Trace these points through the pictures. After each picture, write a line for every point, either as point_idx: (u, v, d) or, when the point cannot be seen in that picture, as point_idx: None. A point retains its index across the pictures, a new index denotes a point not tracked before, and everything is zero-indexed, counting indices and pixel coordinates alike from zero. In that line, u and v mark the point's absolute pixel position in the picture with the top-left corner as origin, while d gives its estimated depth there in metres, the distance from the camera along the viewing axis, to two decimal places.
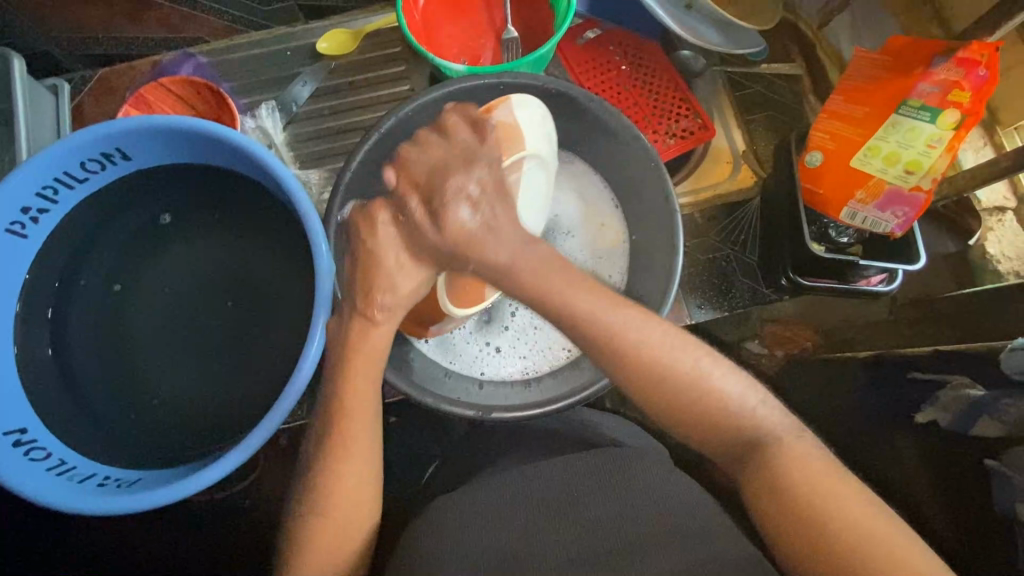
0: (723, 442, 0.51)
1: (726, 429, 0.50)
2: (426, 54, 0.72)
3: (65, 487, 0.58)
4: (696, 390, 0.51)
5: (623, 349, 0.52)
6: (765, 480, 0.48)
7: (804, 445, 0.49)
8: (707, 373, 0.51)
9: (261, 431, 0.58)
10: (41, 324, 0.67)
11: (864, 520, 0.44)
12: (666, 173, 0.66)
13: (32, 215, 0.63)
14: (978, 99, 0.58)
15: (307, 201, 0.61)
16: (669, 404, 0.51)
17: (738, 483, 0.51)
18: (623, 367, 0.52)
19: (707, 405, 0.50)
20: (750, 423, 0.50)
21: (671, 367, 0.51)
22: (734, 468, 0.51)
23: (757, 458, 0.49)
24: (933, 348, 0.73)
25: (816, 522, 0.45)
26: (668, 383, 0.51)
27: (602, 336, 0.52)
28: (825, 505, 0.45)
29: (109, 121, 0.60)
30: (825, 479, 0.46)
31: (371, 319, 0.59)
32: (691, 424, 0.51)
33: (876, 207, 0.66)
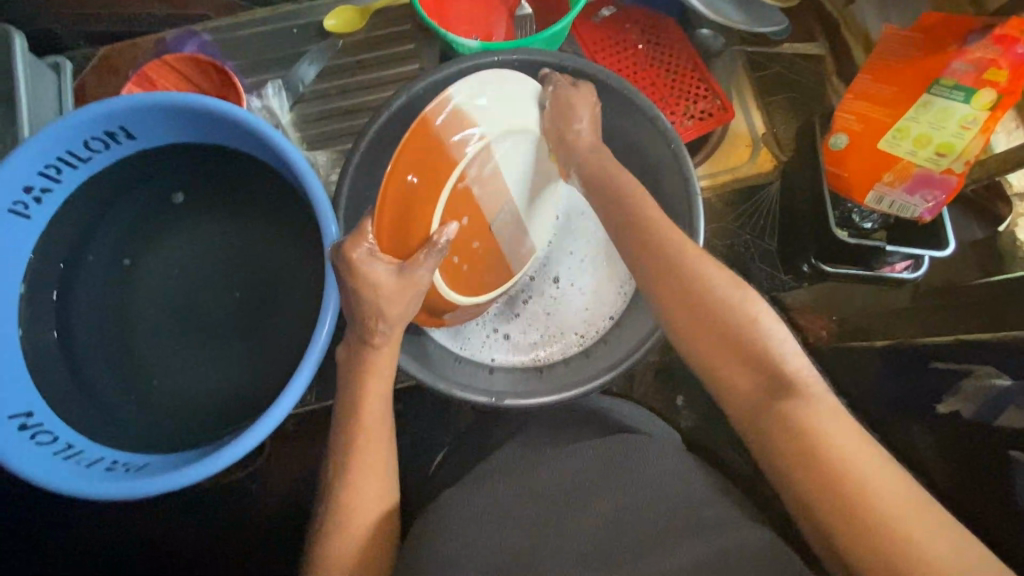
0: (744, 377, 0.48)
1: (748, 364, 0.48)
2: (438, 31, 0.69)
3: (71, 472, 0.57)
4: (731, 322, 0.49)
5: (670, 259, 0.54)
6: (780, 427, 0.45)
7: (827, 404, 0.45)
8: (749, 310, 0.50)
9: (272, 413, 0.56)
10: (46, 306, 0.65)
11: (881, 481, 0.41)
12: (685, 154, 0.64)
13: (35, 195, 0.61)
14: (1017, 78, 0.56)
15: (316, 181, 0.60)
16: (698, 333, 0.50)
17: (751, 431, 0.47)
18: (671, 279, 0.53)
19: (743, 336, 0.49)
20: (775, 364, 0.47)
21: (714, 294, 0.51)
22: (749, 409, 0.47)
23: (779, 403, 0.45)
24: (955, 336, 0.69)
25: (824, 471, 0.42)
26: (709, 306, 0.51)
27: (662, 242, 0.56)
28: (844, 459, 0.42)
29: (113, 98, 0.58)
30: (845, 437, 0.43)
31: (372, 345, 0.59)
32: (714, 350, 0.49)
33: (905, 190, 0.63)
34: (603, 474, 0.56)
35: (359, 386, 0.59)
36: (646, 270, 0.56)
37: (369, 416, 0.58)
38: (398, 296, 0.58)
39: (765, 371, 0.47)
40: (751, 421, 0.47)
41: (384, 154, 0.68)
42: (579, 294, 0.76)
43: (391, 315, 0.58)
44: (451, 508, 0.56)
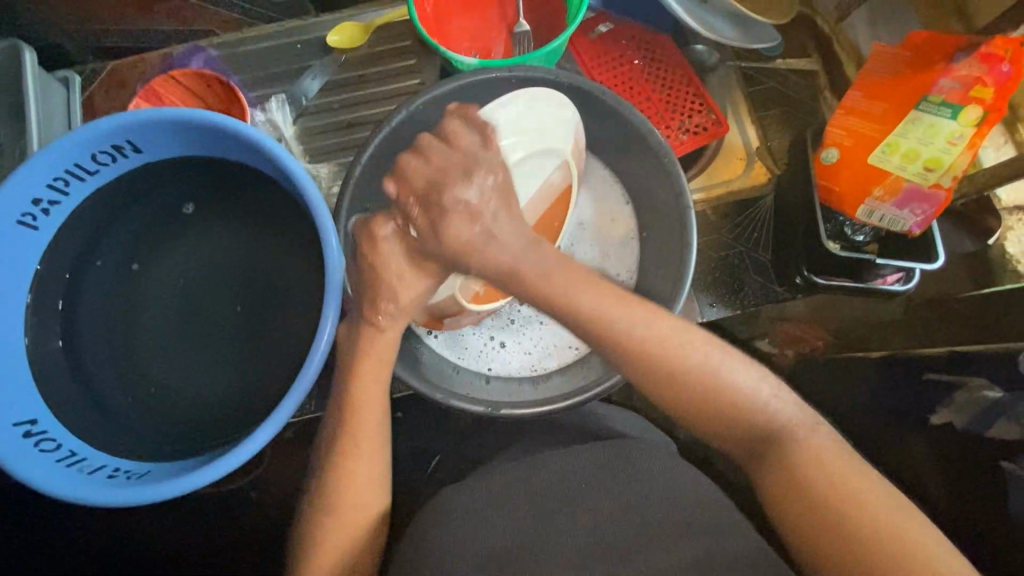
0: (736, 436, 0.51)
1: (737, 426, 0.50)
2: (438, 48, 0.71)
3: (75, 479, 0.58)
4: (707, 381, 0.51)
5: (626, 342, 0.52)
6: (777, 465, 0.48)
7: (821, 437, 0.49)
8: (715, 365, 0.51)
9: (270, 424, 0.57)
10: (51, 315, 0.67)
11: (890, 516, 0.43)
12: (678, 167, 0.65)
13: (43, 207, 0.63)
14: (1001, 96, 0.58)
15: (316, 192, 0.61)
16: (679, 397, 0.51)
17: (756, 486, 0.50)
18: (632, 363, 0.52)
19: (715, 394, 0.51)
20: (762, 418, 0.50)
21: (683, 364, 0.51)
22: (748, 465, 0.51)
23: (772, 444, 0.49)
24: (949, 348, 0.71)
25: (836, 513, 0.44)
26: (682, 377, 0.51)
27: (617, 336, 0.52)
28: (841, 486, 0.45)
29: (121, 114, 0.60)
30: (845, 471, 0.46)
31: (376, 326, 0.61)
32: (701, 416, 0.51)
33: (895, 204, 0.64)
34: (596, 483, 0.56)
35: (358, 400, 0.60)
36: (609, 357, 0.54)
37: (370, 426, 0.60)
38: (415, 284, 0.61)
39: (751, 420, 0.50)
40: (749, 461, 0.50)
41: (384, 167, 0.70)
42: None
43: (402, 301, 0.61)
44: (446, 516, 0.57)
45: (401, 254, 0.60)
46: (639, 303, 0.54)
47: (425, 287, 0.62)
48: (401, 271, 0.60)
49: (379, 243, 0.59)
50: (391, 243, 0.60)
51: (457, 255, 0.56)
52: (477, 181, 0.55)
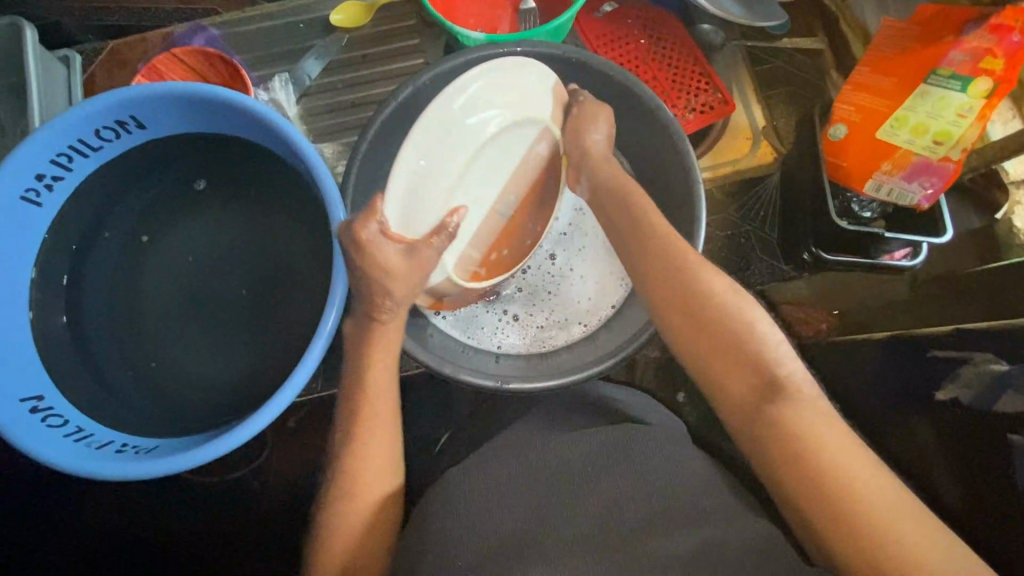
0: (739, 379, 0.52)
1: (742, 363, 0.52)
2: (444, 23, 0.70)
3: (83, 453, 0.58)
4: (726, 321, 0.53)
5: (671, 259, 0.59)
6: (773, 431, 0.48)
7: (819, 408, 0.49)
8: (738, 307, 0.54)
9: (280, 398, 0.57)
10: (56, 292, 0.66)
11: (876, 491, 0.43)
12: (687, 144, 0.65)
13: (47, 183, 0.62)
14: (1012, 66, 0.57)
15: (324, 169, 0.61)
16: (695, 336, 0.55)
17: (750, 443, 0.50)
18: (665, 289, 0.58)
19: (724, 322, 0.53)
20: (766, 367, 0.51)
21: (713, 298, 0.55)
22: (746, 414, 0.51)
23: (772, 403, 0.49)
24: (954, 326, 0.70)
25: (821, 478, 0.45)
26: (705, 311, 0.55)
27: (671, 258, 0.59)
28: (835, 468, 0.44)
29: (126, 88, 0.59)
30: (837, 443, 0.46)
31: (378, 320, 0.62)
32: (709, 345, 0.54)
33: (903, 178, 0.65)
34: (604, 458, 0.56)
35: (367, 378, 0.60)
36: (647, 284, 0.60)
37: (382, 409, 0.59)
38: (407, 276, 0.62)
39: (757, 374, 0.51)
40: (743, 421, 0.51)
41: (390, 145, 0.69)
42: (584, 282, 0.77)
43: (397, 294, 0.62)
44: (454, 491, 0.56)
45: (391, 251, 0.60)
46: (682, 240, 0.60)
47: (415, 277, 0.63)
48: (393, 266, 0.61)
49: (367, 247, 0.58)
50: (379, 245, 0.59)
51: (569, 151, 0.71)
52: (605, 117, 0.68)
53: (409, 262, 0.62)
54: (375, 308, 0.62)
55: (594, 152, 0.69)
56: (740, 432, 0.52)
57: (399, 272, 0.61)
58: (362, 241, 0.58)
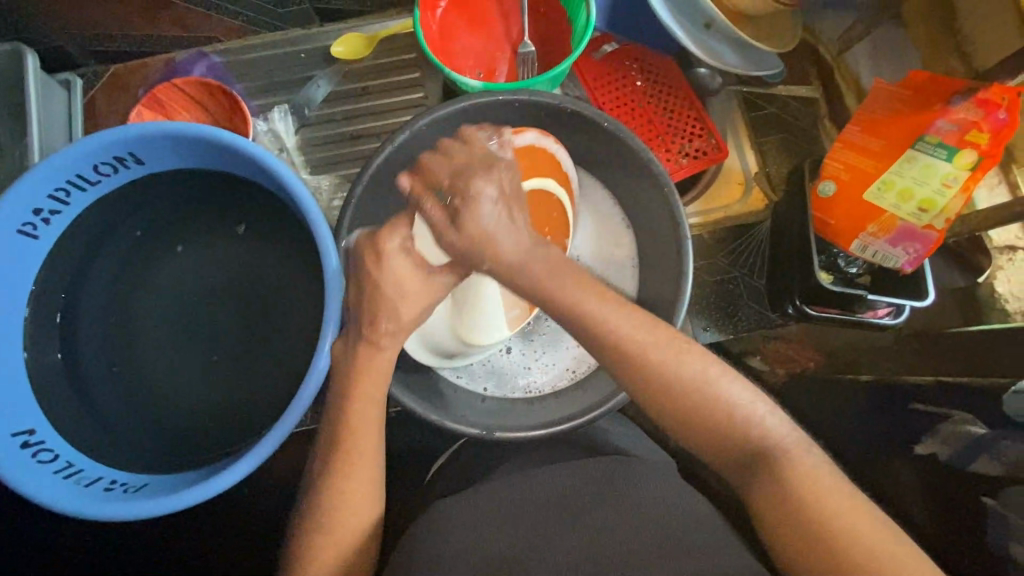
0: (730, 450, 0.50)
1: (726, 436, 0.50)
2: (443, 69, 0.71)
3: (71, 491, 0.58)
4: (702, 398, 0.50)
5: (616, 347, 0.52)
6: (773, 494, 0.48)
7: (813, 460, 0.48)
8: (717, 383, 0.50)
9: (271, 438, 0.58)
10: (50, 326, 0.67)
11: (880, 543, 0.44)
12: (675, 197, 0.66)
13: (44, 217, 0.63)
14: (996, 142, 0.59)
15: (317, 211, 0.62)
16: (665, 402, 0.51)
17: (744, 497, 0.50)
18: (610, 356, 0.52)
19: (705, 404, 0.50)
20: (756, 432, 0.49)
21: (679, 378, 0.50)
22: (740, 477, 0.50)
23: (764, 470, 0.48)
24: (935, 378, 0.72)
25: (833, 539, 0.44)
26: (675, 395, 0.50)
27: (614, 346, 0.52)
28: (831, 521, 0.45)
29: (120, 127, 0.60)
30: (832, 494, 0.46)
31: (377, 346, 0.60)
32: (689, 424, 0.50)
33: (887, 241, 0.65)
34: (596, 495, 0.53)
35: (350, 410, 0.59)
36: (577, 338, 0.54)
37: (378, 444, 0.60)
38: (419, 297, 0.60)
39: (736, 443, 0.49)
40: (735, 477, 0.50)
41: (388, 187, 0.70)
42: None
43: (405, 317, 0.60)
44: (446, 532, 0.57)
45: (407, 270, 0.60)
46: (630, 317, 0.53)
47: (429, 299, 0.61)
48: (404, 280, 0.60)
49: (386, 258, 0.59)
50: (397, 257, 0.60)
51: (468, 236, 0.55)
52: (494, 184, 0.56)
53: (425, 282, 0.61)
54: (374, 330, 0.60)
55: (489, 221, 0.55)
56: (737, 492, 0.51)
57: (414, 292, 0.60)
58: (382, 250, 0.59)
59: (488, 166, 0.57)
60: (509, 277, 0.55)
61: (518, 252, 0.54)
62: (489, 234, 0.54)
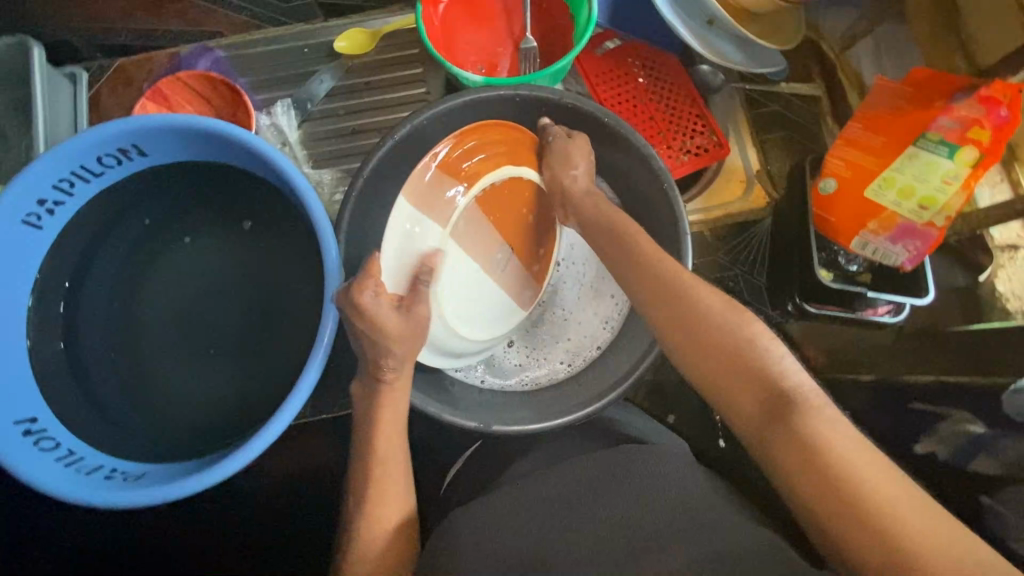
0: (746, 397, 0.48)
1: (744, 382, 0.48)
2: (444, 63, 0.71)
3: (73, 479, 0.59)
4: (730, 339, 0.50)
5: (661, 274, 0.58)
6: (786, 442, 0.44)
7: (830, 414, 0.44)
8: (745, 325, 0.51)
9: (270, 429, 0.58)
10: (54, 316, 0.68)
11: (903, 505, 0.39)
12: (676, 193, 0.66)
13: (48, 207, 0.63)
14: (997, 139, 0.59)
15: (317, 205, 0.62)
16: (694, 338, 0.52)
17: (758, 449, 0.47)
18: (652, 287, 0.58)
19: (730, 345, 0.50)
20: (773, 380, 0.47)
21: (707, 313, 0.52)
22: (754, 428, 0.47)
23: (781, 420, 0.45)
24: (935, 376, 0.70)
25: (848, 491, 0.40)
26: (704, 329, 0.52)
27: (659, 276, 0.58)
28: (848, 472, 0.41)
29: (122, 119, 0.60)
30: (851, 447, 0.42)
31: (379, 380, 0.62)
32: (711, 363, 0.50)
33: (888, 239, 0.65)
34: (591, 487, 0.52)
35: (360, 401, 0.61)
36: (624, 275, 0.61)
37: (388, 437, 0.61)
38: (403, 335, 0.62)
39: (754, 390, 0.48)
40: (749, 431, 0.47)
41: (389, 179, 0.71)
42: (572, 320, 0.79)
43: (397, 355, 0.62)
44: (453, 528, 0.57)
45: (388, 314, 0.61)
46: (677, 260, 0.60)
47: (413, 338, 0.63)
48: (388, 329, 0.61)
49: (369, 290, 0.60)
50: (376, 308, 0.61)
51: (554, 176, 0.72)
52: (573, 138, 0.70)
53: (403, 321, 0.62)
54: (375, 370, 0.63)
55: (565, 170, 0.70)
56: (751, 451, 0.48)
57: (395, 334, 0.62)
58: (360, 306, 0.60)
59: (562, 138, 0.70)
60: (585, 212, 0.69)
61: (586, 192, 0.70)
62: (568, 175, 0.70)
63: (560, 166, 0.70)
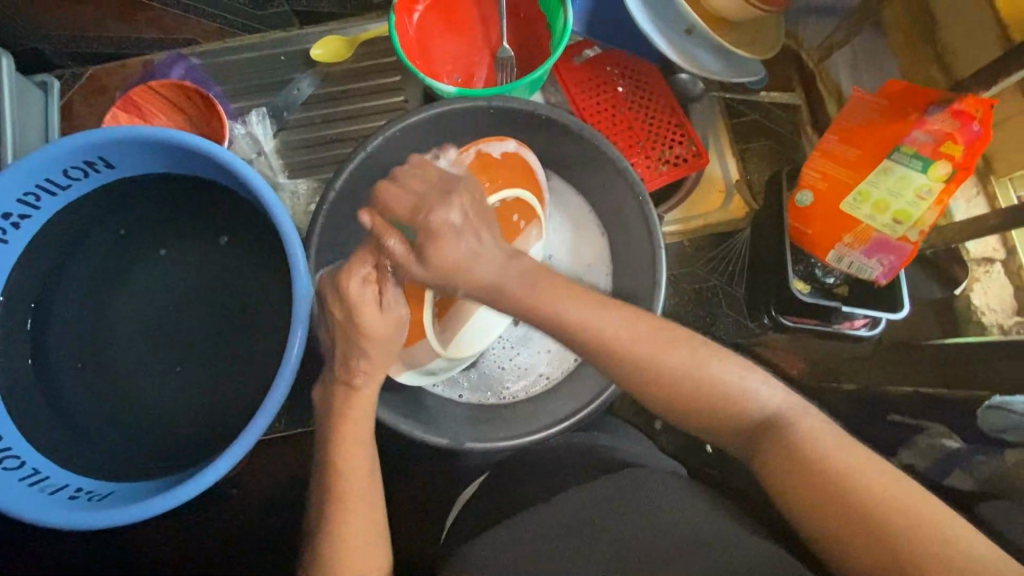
0: (730, 426, 0.49)
1: (720, 417, 0.49)
2: (418, 73, 0.71)
3: (36, 498, 0.58)
4: (697, 382, 0.50)
5: (601, 345, 0.52)
6: (782, 462, 0.46)
7: (811, 421, 0.47)
8: (710, 365, 0.50)
9: (238, 448, 0.57)
10: (20, 331, 0.66)
11: (900, 500, 0.41)
12: (651, 207, 0.65)
13: (13, 221, 0.62)
14: (969, 154, 0.59)
15: (287, 219, 0.61)
16: (658, 393, 0.51)
17: (754, 470, 0.48)
18: (598, 359, 0.52)
19: (698, 387, 0.50)
20: (750, 407, 0.49)
21: (667, 370, 0.50)
22: (746, 452, 0.49)
23: (770, 442, 0.47)
24: (913, 388, 0.72)
25: (849, 498, 0.42)
26: (664, 387, 0.50)
27: (600, 343, 0.52)
28: (845, 479, 0.43)
29: (84, 132, 0.59)
30: (840, 449, 0.44)
31: (352, 386, 0.60)
32: (682, 408, 0.50)
33: (863, 252, 0.64)
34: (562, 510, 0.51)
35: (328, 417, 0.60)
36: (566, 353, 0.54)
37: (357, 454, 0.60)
38: (383, 337, 0.59)
39: (735, 416, 0.49)
40: (744, 457, 0.49)
41: (363, 192, 0.70)
42: (550, 334, 0.79)
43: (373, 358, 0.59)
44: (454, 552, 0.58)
45: (369, 313, 0.58)
46: (627, 314, 0.53)
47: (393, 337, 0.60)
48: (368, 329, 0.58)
49: (348, 294, 0.57)
50: (362, 302, 0.57)
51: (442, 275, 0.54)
52: (453, 199, 0.55)
53: (382, 318, 0.58)
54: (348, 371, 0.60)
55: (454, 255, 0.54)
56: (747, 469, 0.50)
57: (375, 334, 0.58)
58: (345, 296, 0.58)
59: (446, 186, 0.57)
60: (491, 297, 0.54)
61: (492, 272, 0.53)
62: (459, 261, 0.53)
63: (445, 243, 0.54)
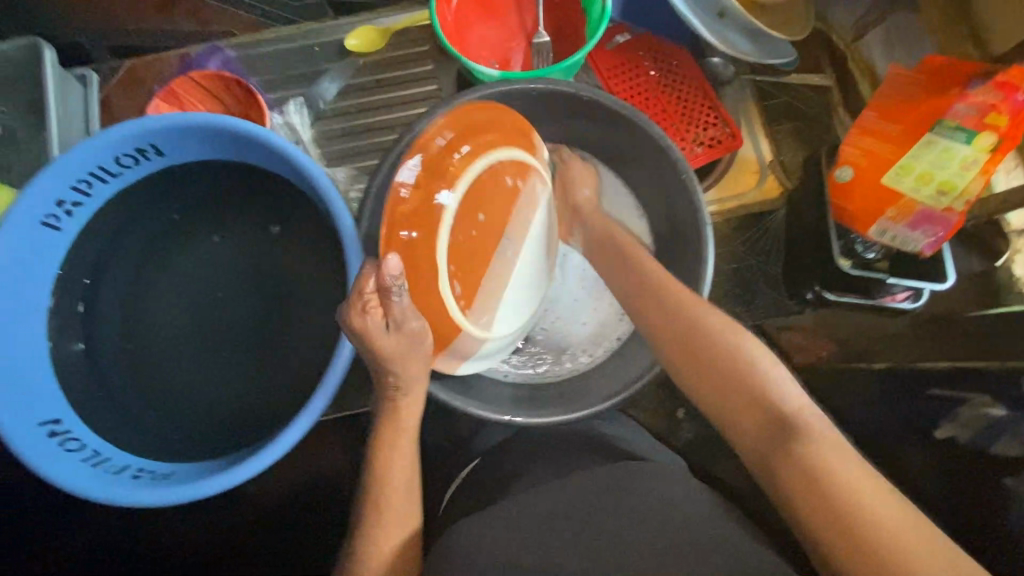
0: (751, 418, 0.50)
1: (749, 404, 0.51)
2: (460, 57, 0.71)
3: (100, 477, 0.59)
4: (732, 362, 0.53)
5: (667, 298, 0.62)
6: (788, 467, 0.46)
7: (829, 437, 0.47)
8: (745, 350, 0.54)
9: (300, 425, 0.58)
10: (72, 316, 0.67)
11: (904, 533, 0.40)
12: (695, 182, 0.66)
13: (67, 208, 0.63)
14: (1016, 123, 0.59)
15: (338, 201, 0.61)
16: (699, 372, 0.55)
17: (763, 474, 0.49)
18: (658, 313, 0.61)
19: (732, 364, 0.53)
20: (778, 401, 0.50)
21: (715, 345, 0.55)
22: (759, 450, 0.49)
23: (783, 445, 0.47)
24: (949, 363, 0.67)
25: (848, 514, 0.42)
26: (710, 360, 0.55)
27: (666, 297, 0.62)
28: (851, 495, 0.42)
29: (137, 120, 0.60)
30: (853, 472, 0.44)
31: (389, 397, 0.61)
32: (713, 389, 0.54)
33: (907, 225, 0.65)
34: (615, 479, 0.50)
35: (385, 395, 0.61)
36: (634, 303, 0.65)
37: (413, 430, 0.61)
38: (402, 353, 0.58)
39: (758, 412, 0.50)
40: (754, 455, 0.50)
41: None
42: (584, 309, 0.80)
43: (403, 373, 0.60)
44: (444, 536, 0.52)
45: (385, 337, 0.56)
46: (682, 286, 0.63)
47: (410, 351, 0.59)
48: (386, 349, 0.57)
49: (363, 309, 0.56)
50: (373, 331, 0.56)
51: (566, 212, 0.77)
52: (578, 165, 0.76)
53: (398, 339, 0.57)
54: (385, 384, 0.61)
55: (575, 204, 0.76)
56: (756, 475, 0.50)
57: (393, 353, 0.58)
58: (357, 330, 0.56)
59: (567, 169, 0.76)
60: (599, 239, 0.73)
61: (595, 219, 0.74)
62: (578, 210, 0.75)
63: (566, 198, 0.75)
